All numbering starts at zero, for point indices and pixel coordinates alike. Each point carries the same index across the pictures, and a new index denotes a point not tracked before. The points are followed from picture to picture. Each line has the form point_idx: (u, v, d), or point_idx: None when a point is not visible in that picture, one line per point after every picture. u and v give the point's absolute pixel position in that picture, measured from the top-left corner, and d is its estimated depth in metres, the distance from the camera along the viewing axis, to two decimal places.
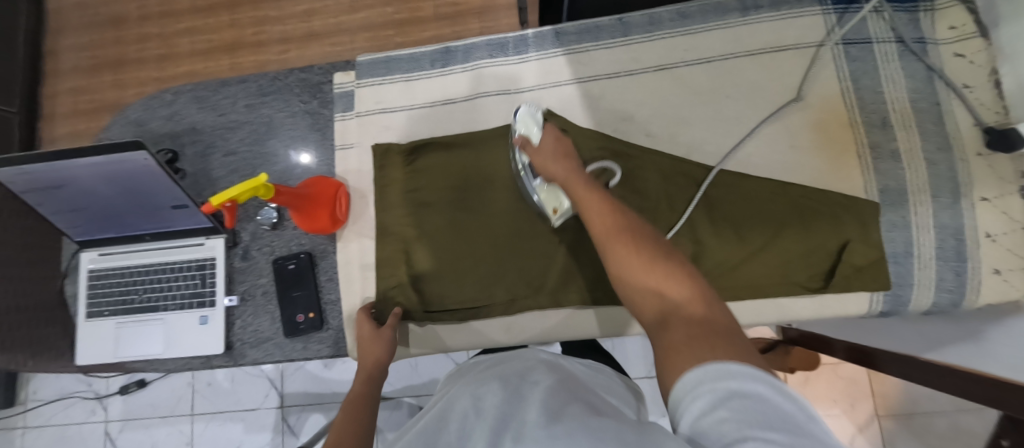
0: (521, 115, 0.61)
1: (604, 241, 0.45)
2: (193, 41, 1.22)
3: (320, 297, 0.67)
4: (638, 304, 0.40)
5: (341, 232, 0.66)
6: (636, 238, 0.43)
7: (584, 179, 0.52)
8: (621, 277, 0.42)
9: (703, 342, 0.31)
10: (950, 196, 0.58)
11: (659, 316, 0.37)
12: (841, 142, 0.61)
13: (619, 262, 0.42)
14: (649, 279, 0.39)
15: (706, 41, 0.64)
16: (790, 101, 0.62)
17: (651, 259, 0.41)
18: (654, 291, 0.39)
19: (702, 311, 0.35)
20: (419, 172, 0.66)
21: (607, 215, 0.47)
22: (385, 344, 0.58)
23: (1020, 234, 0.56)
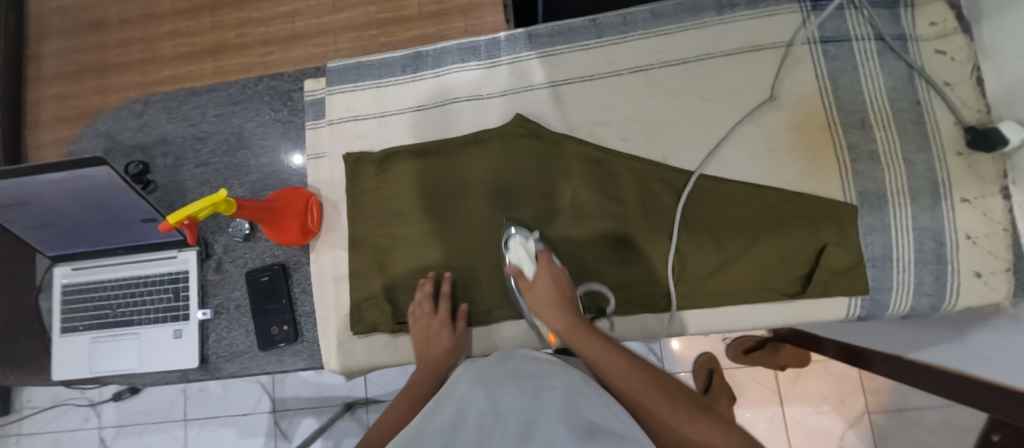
0: (512, 246, 0.59)
1: (633, 398, 0.46)
2: (174, 45, 1.16)
3: (294, 309, 0.66)
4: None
5: (314, 243, 0.66)
6: (672, 408, 0.45)
7: (591, 333, 0.52)
8: (655, 425, 0.43)
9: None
10: (929, 198, 0.57)
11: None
12: (818, 144, 0.59)
13: (651, 414, 0.44)
14: (683, 433, 0.42)
15: (681, 41, 0.63)
16: (766, 102, 0.61)
17: (678, 411, 0.44)
18: (689, 444, 0.42)
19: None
20: (391, 182, 0.65)
21: (635, 373, 0.48)
22: (454, 349, 0.59)
23: (1000, 236, 0.55)
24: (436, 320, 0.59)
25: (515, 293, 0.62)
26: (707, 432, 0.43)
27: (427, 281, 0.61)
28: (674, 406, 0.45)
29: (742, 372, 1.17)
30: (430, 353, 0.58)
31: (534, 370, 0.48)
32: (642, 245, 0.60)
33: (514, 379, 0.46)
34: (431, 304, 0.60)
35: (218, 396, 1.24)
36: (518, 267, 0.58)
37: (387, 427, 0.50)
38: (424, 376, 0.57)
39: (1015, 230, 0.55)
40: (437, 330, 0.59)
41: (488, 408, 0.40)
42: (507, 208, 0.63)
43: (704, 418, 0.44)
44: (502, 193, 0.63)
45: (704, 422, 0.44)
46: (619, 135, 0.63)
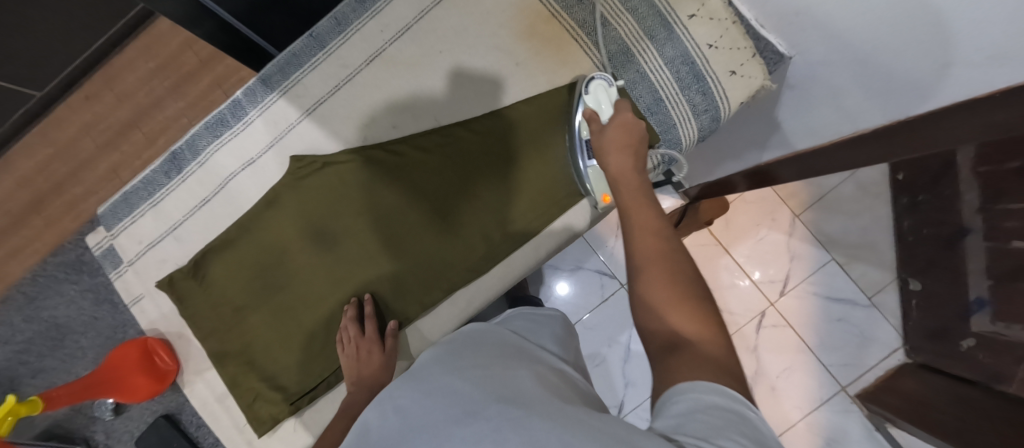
0: (596, 83, 0.58)
1: (641, 253, 0.42)
2: (24, 261, 0.85)
3: (199, 446, 0.64)
4: (647, 321, 0.37)
5: (180, 379, 0.63)
6: (675, 271, 0.39)
7: (638, 182, 0.51)
8: (645, 300, 0.38)
9: (699, 371, 0.30)
10: (663, 30, 0.59)
11: (673, 333, 0.34)
12: (552, 36, 0.62)
13: (649, 267, 0.40)
14: (667, 300, 0.36)
15: (395, 13, 0.64)
16: (490, 27, 0.63)
17: (674, 273, 0.39)
18: (666, 307, 0.36)
19: (716, 348, 0.33)
20: (219, 283, 0.63)
21: (655, 238, 0.42)
22: (387, 366, 0.59)
23: (733, 30, 0.58)
24: (371, 337, 0.59)
25: (384, 312, 0.63)
26: (699, 321, 0.35)
27: (351, 306, 0.61)
28: (675, 269, 0.39)
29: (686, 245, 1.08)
30: (364, 374, 0.58)
31: (438, 357, 0.42)
32: (461, 209, 0.63)
33: (416, 377, 0.38)
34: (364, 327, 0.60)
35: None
36: (593, 111, 0.58)
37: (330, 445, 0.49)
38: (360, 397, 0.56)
39: (743, 19, 0.59)
40: (366, 349, 0.59)
41: (393, 429, 0.31)
42: (331, 245, 0.62)
43: (707, 314, 0.35)
44: (320, 236, 0.63)
45: (712, 315, 0.35)
46: (391, 124, 0.64)
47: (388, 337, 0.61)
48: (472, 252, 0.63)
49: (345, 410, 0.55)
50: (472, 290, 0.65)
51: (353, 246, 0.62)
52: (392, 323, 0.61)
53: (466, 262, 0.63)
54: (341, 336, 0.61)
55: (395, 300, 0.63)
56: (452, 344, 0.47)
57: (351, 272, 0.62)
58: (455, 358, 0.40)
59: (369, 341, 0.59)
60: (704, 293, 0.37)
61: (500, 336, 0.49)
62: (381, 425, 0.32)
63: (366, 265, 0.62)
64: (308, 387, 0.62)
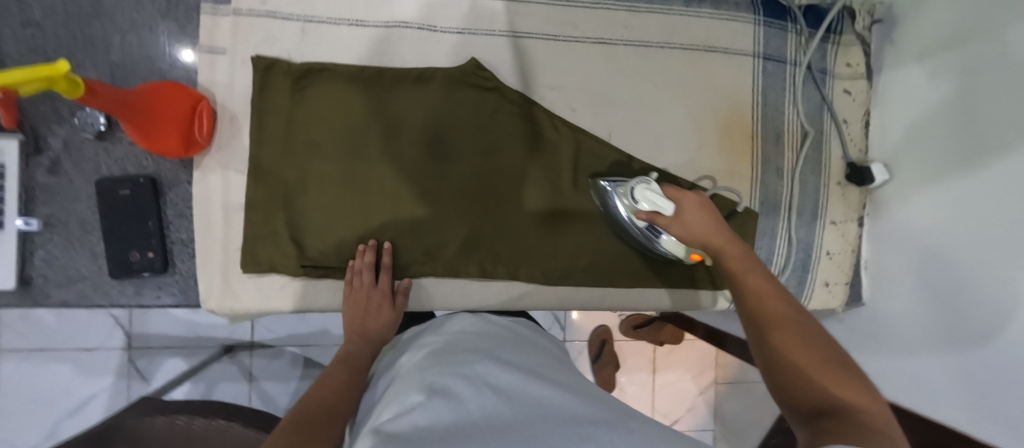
0: (639, 193, 0.51)
1: (766, 328, 0.38)
2: None
3: (166, 234, 0.54)
4: (791, 401, 0.34)
5: (201, 159, 0.54)
6: (808, 343, 0.36)
7: (732, 243, 0.45)
8: (774, 372, 0.36)
9: (882, 442, 0.27)
10: (809, 215, 0.67)
11: (819, 401, 0.32)
12: (739, 150, 0.65)
13: (771, 342, 0.37)
14: (809, 377, 0.34)
15: (646, 23, 0.62)
16: (705, 102, 0.64)
17: (806, 343, 0.36)
18: (807, 378, 0.34)
19: (877, 418, 0.30)
20: (312, 107, 0.55)
21: (780, 315, 0.38)
22: (394, 323, 0.55)
23: (846, 254, 0.68)
24: (382, 290, 0.55)
25: (398, 260, 0.57)
26: (842, 384, 0.33)
27: (368, 249, 0.55)
28: (812, 337, 0.36)
29: (628, 343, 1.13)
30: (369, 325, 0.54)
31: (498, 345, 0.44)
32: (571, 218, 0.61)
33: (497, 363, 0.38)
34: (376, 281, 0.55)
35: (72, 320, 1.09)
36: (653, 210, 0.49)
37: (334, 386, 0.44)
38: (365, 351, 0.52)
39: (858, 253, 0.69)
40: (377, 302, 0.54)
41: (490, 398, 0.32)
42: (444, 159, 0.58)
43: (849, 373, 0.34)
44: (440, 141, 0.58)
45: (857, 381, 0.33)
46: (572, 103, 0.61)
47: (399, 296, 0.56)
48: (553, 258, 0.61)
49: (342, 357, 0.50)
50: (528, 290, 0.61)
51: (463, 174, 0.58)
52: (405, 281, 0.56)
53: (544, 265, 0.61)
54: (348, 273, 0.55)
55: (459, 249, 0.58)
56: (505, 337, 0.48)
57: (443, 196, 0.58)
58: (504, 353, 0.43)
59: (381, 294, 0.55)
60: (845, 361, 0.35)
61: (539, 343, 0.51)
62: (463, 388, 0.33)
63: (459, 199, 0.58)
64: (324, 264, 0.56)
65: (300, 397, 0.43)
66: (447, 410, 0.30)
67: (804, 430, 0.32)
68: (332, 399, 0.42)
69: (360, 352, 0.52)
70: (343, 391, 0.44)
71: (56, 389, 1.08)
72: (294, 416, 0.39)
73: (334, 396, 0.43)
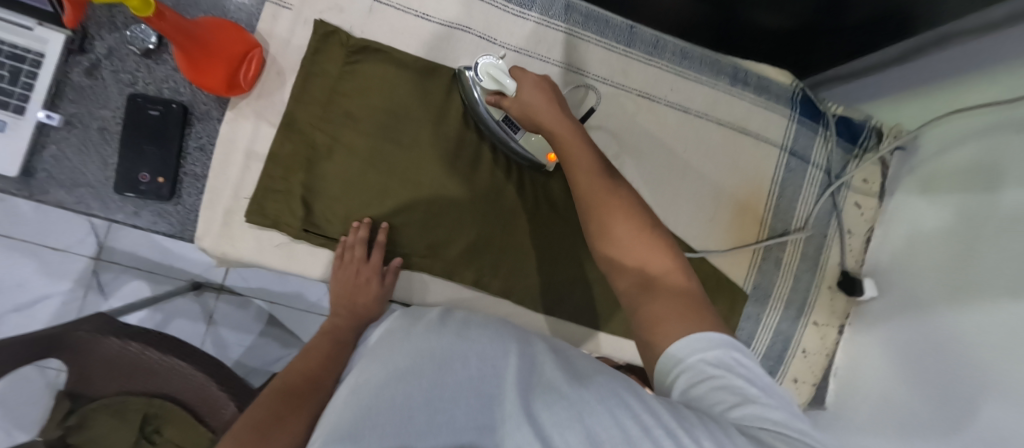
0: (483, 70, 0.51)
1: (593, 204, 0.44)
2: None
3: (180, 163, 0.54)
4: (615, 273, 0.42)
5: (237, 101, 0.54)
6: (630, 216, 0.43)
7: (573, 128, 0.48)
8: (607, 247, 0.42)
9: (691, 319, 0.35)
10: (795, 310, 0.69)
11: (642, 272, 0.40)
12: (746, 231, 0.67)
13: (602, 222, 0.43)
14: (635, 253, 0.41)
15: (692, 91, 0.64)
16: (726, 179, 0.66)
17: (627, 217, 0.42)
18: (632, 253, 0.41)
19: (677, 276, 0.39)
20: (359, 81, 0.56)
21: (607, 199, 0.44)
22: (383, 300, 0.55)
23: (820, 356, 0.70)
24: (370, 267, 0.55)
25: (393, 242, 0.57)
26: (654, 252, 0.41)
27: (362, 225, 0.55)
28: (631, 206, 0.44)
29: None
30: (355, 301, 0.54)
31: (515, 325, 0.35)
32: (572, 251, 0.63)
33: (496, 337, 0.31)
34: (366, 258, 0.55)
35: (49, 217, 1.07)
36: (501, 94, 0.51)
37: (319, 359, 0.45)
38: (349, 324, 0.52)
39: (832, 358, 0.71)
40: (365, 279, 0.55)
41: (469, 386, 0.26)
42: (471, 162, 0.59)
43: (655, 238, 0.42)
44: (471, 142, 0.59)
45: (660, 243, 0.41)
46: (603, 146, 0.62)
47: (388, 273, 0.56)
48: (547, 284, 0.62)
49: (329, 331, 0.50)
50: (515, 310, 0.62)
51: (484, 181, 0.60)
52: (396, 259, 0.56)
53: (536, 290, 0.62)
54: (342, 247, 0.55)
55: (463, 253, 0.59)
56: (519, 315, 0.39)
57: (458, 197, 0.58)
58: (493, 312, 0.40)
59: (370, 271, 0.55)
60: (654, 227, 0.43)
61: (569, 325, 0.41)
62: (452, 343, 0.30)
63: (475, 205, 0.59)
64: (328, 233, 0.56)
65: (283, 368, 0.44)
66: (436, 375, 0.26)
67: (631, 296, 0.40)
68: (312, 374, 0.43)
69: (347, 327, 0.51)
70: (325, 365, 0.44)
71: (10, 282, 1.05)
72: (275, 390, 0.40)
73: (319, 368, 0.44)
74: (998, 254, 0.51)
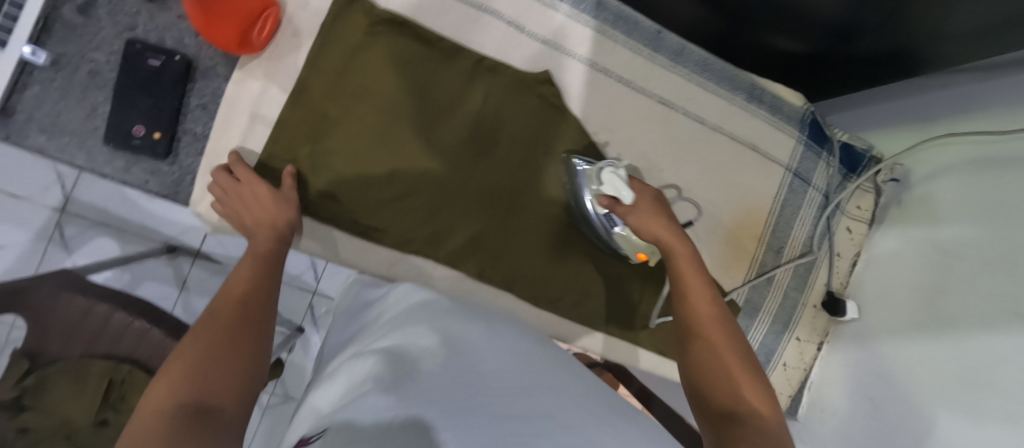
0: (606, 175, 0.52)
1: (697, 327, 0.44)
2: None
3: (179, 120, 0.50)
4: (703, 398, 0.39)
5: (247, 60, 0.51)
6: (732, 351, 0.41)
7: (686, 247, 0.49)
8: (701, 376, 0.40)
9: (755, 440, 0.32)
10: (781, 326, 0.72)
11: (730, 406, 0.37)
12: (745, 246, 0.68)
13: (703, 352, 0.42)
14: (731, 385, 0.38)
15: (709, 102, 0.65)
16: (732, 193, 0.67)
17: (733, 355, 0.41)
18: (728, 385, 0.38)
19: (773, 423, 0.35)
20: (378, 56, 0.53)
21: (715, 330, 0.43)
22: (284, 204, 0.48)
23: (798, 371, 0.74)
24: (251, 181, 0.48)
25: (397, 225, 0.56)
26: (753, 394, 0.38)
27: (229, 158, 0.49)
28: (732, 341, 0.42)
29: None
30: (250, 218, 0.47)
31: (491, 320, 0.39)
32: (579, 254, 0.62)
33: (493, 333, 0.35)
34: (251, 174, 0.49)
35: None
36: (613, 197, 0.52)
37: (242, 287, 0.39)
38: (268, 243, 0.46)
39: (808, 372, 0.74)
40: (253, 196, 0.47)
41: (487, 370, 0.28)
42: (486, 154, 0.58)
43: (760, 386, 0.39)
44: (488, 135, 0.58)
45: (760, 388, 0.38)
46: (618, 149, 0.62)
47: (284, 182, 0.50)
48: (550, 284, 0.62)
49: (248, 256, 0.44)
50: (513, 305, 0.62)
51: (497, 175, 0.58)
52: (289, 170, 0.50)
53: (539, 286, 0.61)
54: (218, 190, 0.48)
55: (470, 242, 0.58)
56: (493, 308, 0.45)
57: (470, 186, 0.57)
58: (501, 321, 0.40)
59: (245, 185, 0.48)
60: (756, 370, 0.40)
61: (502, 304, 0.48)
62: (481, 346, 0.31)
63: (484, 198, 0.58)
64: (335, 210, 0.54)
65: (214, 293, 0.39)
66: (472, 366, 0.27)
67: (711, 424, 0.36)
68: (249, 299, 0.39)
69: (262, 245, 0.45)
70: (263, 290, 0.40)
71: None
72: (198, 324, 0.35)
73: (239, 298, 0.38)
74: (970, 286, 0.54)
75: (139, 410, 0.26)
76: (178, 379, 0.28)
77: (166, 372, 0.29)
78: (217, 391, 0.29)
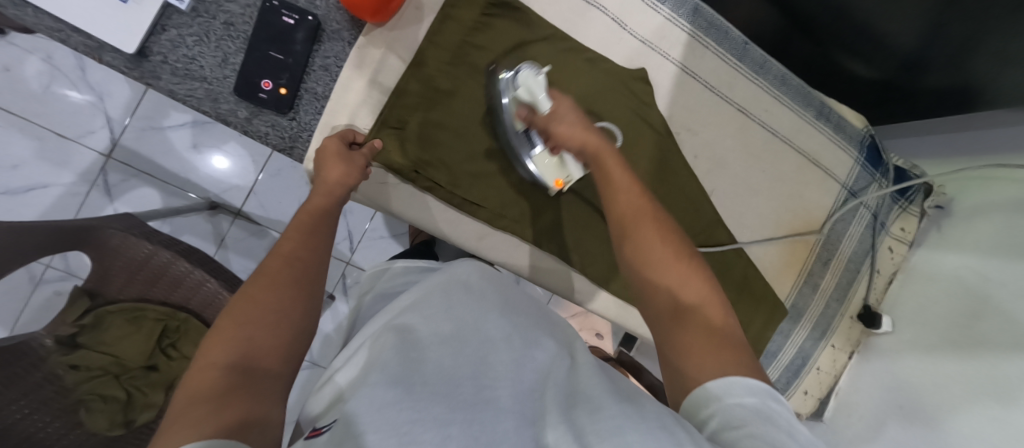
0: (524, 81, 0.49)
1: (626, 219, 0.41)
2: None
3: (303, 77, 0.52)
4: (647, 304, 0.39)
5: (372, 28, 0.53)
6: (663, 241, 0.39)
7: (612, 151, 0.45)
8: (638, 277, 0.40)
9: (725, 355, 0.33)
10: (820, 333, 0.76)
11: (674, 305, 0.37)
12: (799, 255, 0.73)
13: (633, 249, 0.40)
14: (667, 283, 0.38)
15: (781, 115, 0.69)
16: (796, 203, 0.71)
17: (660, 243, 0.39)
18: (665, 284, 0.38)
19: (715, 312, 0.36)
20: (492, 37, 0.56)
21: (642, 225, 0.41)
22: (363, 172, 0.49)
23: (828, 376, 0.79)
24: (349, 154, 0.48)
25: (489, 200, 0.58)
26: (692, 283, 0.38)
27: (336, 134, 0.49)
28: (662, 229, 0.40)
29: None
30: (329, 174, 0.46)
31: (518, 308, 0.44)
32: None
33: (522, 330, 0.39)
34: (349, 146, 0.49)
35: (57, 99, 0.95)
36: (533, 109, 0.49)
37: (293, 246, 0.40)
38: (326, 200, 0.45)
39: (837, 378, 0.79)
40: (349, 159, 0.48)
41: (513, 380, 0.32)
42: None
43: (692, 266, 0.39)
44: None
45: (695, 270, 0.38)
46: (697, 151, 0.66)
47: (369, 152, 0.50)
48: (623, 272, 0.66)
49: (306, 212, 0.44)
50: (585, 287, 0.66)
51: None
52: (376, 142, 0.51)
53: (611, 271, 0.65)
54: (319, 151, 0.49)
55: (554, 224, 0.61)
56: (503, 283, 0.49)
57: None
58: (519, 315, 0.42)
59: (338, 146, 0.47)
60: (689, 255, 0.39)
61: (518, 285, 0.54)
62: (507, 356, 0.34)
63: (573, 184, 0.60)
64: (437, 180, 0.55)
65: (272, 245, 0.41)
66: (476, 376, 0.31)
67: (663, 330, 0.37)
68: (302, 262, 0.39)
69: (320, 201, 0.45)
70: (315, 249, 0.41)
71: (4, 162, 0.96)
72: (253, 278, 0.37)
73: (291, 253, 0.39)
74: (1002, 318, 0.58)
75: (197, 363, 0.29)
76: (228, 339, 0.31)
77: (219, 330, 0.32)
78: (263, 353, 0.32)
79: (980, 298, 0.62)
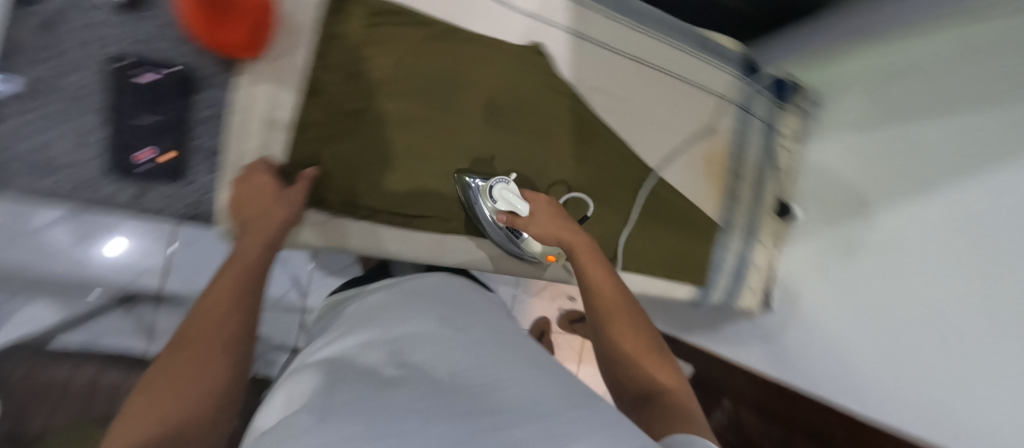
0: (498, 191, 0.53)
1: (605, 312, 0.45)
2: None
3: (185, 137, 0.48)
4: (620, 381, 0.43)
5: (248, 65, 0.49)
6: (637, 332, 0.44)
7: (595, 249, 0.49)
8: (612, 362, 0.44)
9: (688, 423, 0.37)
10: (749, 235, 0.86)
11: (645, 387, 0.41)
12: (715, 174, 0.81)
13: (611, 337, 0.44)
14: (641, 366, 0.42)
15: (669, 54, 0.74)
16: (700, 130, 0.78)
17: (633, 334, 0.44)
18: (638, 367, 0.42)
19: (681, 394, 0.40)
20: (382, 45, 0.54)
21: (622, 318, 0.44)
22: (294, 204, 0.47)
23: (766, 270, 0.88)
24: (282, 191, 0.47)
25: (430, 206, 0.58)
26: (660, 372, 0.42)
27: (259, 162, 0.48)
28: (635, 322, 0.45)
29: (564, 336, 1.19)
30: (261, 213, 0.45)
31: (464, 313, 0.42)
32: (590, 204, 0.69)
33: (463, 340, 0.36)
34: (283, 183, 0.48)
35: None
36: (511, 213, 0.53)
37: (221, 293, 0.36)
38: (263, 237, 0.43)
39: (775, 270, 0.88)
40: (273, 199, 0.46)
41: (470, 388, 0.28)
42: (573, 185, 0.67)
43: (662, 358, 0.43)
44: (496, 110, 0.61)
45: (666, 362, 0.43)
46: (605, 106, 0.70)
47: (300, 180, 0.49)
48: None
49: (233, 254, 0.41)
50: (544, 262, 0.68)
51: (510, 143, 0.62)
52: (310, 169, 0.50)
53: None
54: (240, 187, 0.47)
55: None
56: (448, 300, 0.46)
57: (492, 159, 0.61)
58: (469, 325, 0.39)
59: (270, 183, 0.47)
60: (661, 347, 0.44)
61: (458, 292, 0.50)
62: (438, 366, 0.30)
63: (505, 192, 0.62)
64: (371, 206, 0.54)
65: (200, 294, 0.37)
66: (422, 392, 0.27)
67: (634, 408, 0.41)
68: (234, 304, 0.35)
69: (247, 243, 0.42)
70: (249, 291, 0.37)
71: None
72: (182, 333, 0.33)
73: (219, 302, 0.35)
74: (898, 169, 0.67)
75: (115, 435, 0.25)
76: (156, 402, 0.27)
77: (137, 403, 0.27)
78: (195, 411, 0.28)
79: (871, 162, 0.71)
